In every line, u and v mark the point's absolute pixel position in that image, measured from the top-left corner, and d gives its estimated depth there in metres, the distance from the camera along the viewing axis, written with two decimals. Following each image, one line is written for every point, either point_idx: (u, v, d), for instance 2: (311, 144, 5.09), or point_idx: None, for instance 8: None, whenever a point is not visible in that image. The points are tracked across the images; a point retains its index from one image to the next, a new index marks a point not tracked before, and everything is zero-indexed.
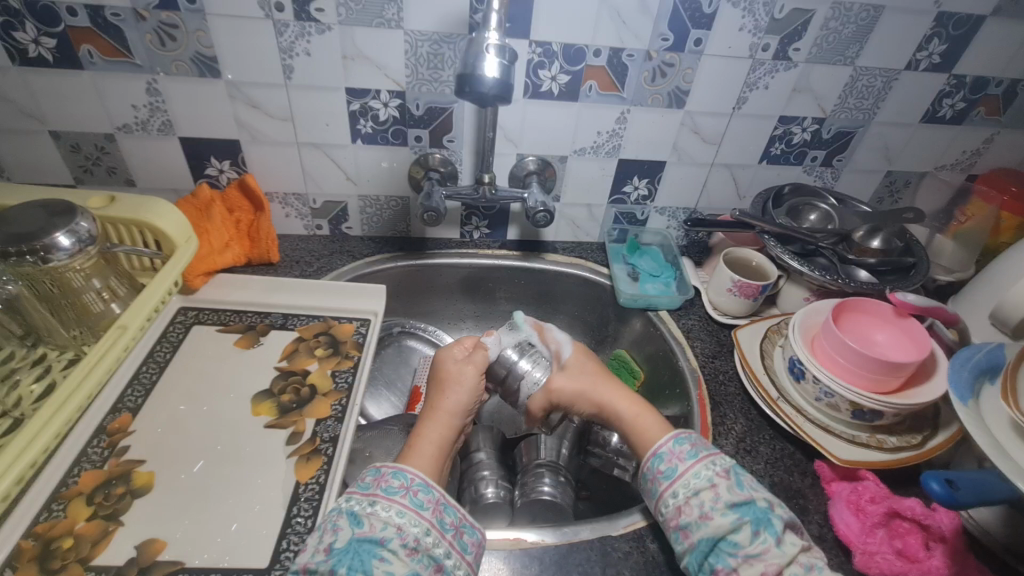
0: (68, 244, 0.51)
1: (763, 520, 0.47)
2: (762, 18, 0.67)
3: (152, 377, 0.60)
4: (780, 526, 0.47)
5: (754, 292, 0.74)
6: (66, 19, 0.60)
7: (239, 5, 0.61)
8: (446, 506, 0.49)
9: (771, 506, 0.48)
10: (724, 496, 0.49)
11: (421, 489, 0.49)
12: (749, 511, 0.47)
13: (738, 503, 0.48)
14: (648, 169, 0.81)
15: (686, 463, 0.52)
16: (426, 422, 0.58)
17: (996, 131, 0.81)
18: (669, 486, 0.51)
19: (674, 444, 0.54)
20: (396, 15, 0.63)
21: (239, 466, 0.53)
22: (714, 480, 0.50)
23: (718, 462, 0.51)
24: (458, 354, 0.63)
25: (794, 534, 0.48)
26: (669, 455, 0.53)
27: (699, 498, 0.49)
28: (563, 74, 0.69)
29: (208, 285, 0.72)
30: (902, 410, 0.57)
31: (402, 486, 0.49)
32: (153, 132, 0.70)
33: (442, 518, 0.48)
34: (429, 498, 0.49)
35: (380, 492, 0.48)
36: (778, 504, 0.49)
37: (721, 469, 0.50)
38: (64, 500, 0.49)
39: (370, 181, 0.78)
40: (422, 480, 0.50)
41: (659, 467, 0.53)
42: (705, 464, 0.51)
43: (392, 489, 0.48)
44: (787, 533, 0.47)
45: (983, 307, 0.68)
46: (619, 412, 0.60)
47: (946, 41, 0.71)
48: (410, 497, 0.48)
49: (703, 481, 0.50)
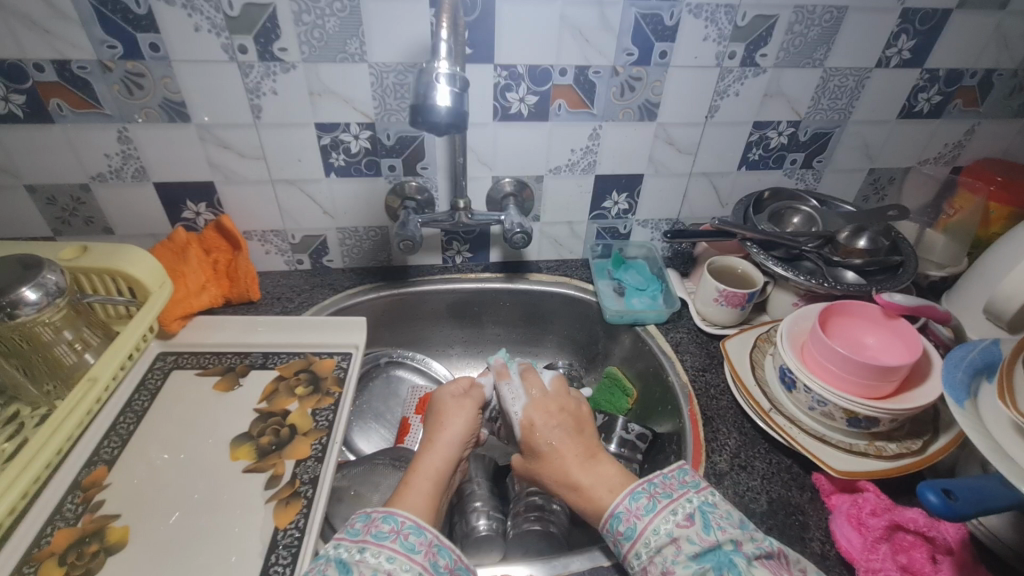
0: (35, 298, 0.51)
1: (727, 565, 0.43)
2: (726, 27, 0.67)
3: (129, 427, 0.59)
4: (746, 566, 0.43)
5: (741, 301, 0.72)
6: (33, 75, 0.60)
7: (202, 50, 0.61)
8: (440, 548, 0.48)
9: (737, 546, 0.45)
10: (687, 548, 0.45)
11: (412, 532, 0.47)
12: (713, 560, 0.44)
13: (702, 552, 0.45)
14: (627, 183, 0.80)
15: (644, 519, 0.48)
16: (423, 455, 0.57)
17: (977, 122, 0.80)
18: (631, 547, 0.47)
19: (631, 500, 0.50)
20: (359, 49, 0.63)
21: (217, 514, 0.52)
22: (675, 534, 0.46)
23: (679, 509, 0.47)
24: (453, 390, 0.63)
25: (769, 568, 0.44)
26: (626, 515, 0.49)
27: (662, 555, 0.46)
28: (531, 94, 0.69)
29: (187, 328, 0.71)
30: (898, 416, 0.55)
31: (393, 530, 0.47)
32: (128, 179, 0.70)
33: (436, 561, 0.46)
34: (420, 540, 0.47)
35: (370, 538, 0.47)
36: (745, 540, 0.45)
37: (682, 517, 0.47)
38: (35, 562, 0.47)
39: (347, 214, 0.78)
40: (414, 522, 0.48)
41: (619, 527, 0.49)
42: (664, 517, 0.47)
43: (381, 534, 0.47)
44: (756, 571, 0.43)
45: (977, 302, 0.67)
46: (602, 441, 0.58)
47: (914, 37, 0.71)
48: (401, 541, 0.46)
49: (664, 536, 0.46)
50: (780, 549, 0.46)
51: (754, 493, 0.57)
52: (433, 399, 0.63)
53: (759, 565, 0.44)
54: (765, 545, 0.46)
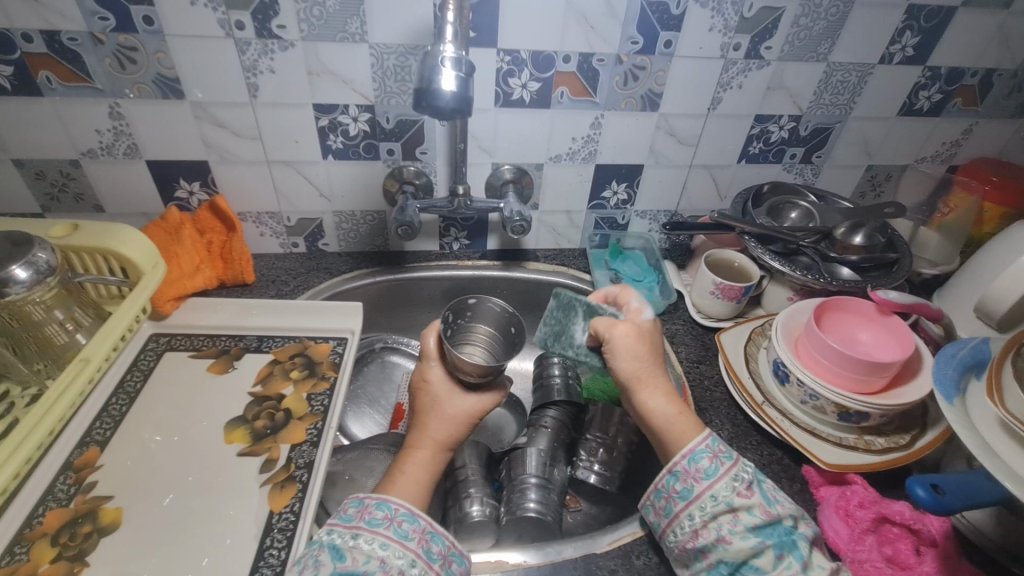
0: (25, 276, 0.50)
1: (787, 544, 0.46)
2: (731, 18, 0.66)
3: (122, 408, 0.59)
4: (805, 547, 0.46)
5: (737, 295, 0.73)
6: (21, 46, 0.58)
7: (198, 24, 0.59)
8: (432, 534, 0.48)
9: (794, 524, 0.48)
10: (745, 519, 0.47)
11: (405, 518, 0.47)
12: (772, 535, 0.47)
13: (761, 524, 0.47)
14: (626, 173, 0.80)
15: (704, 484, 0.49)
16: (410, 448, 0.55)
17: (975, 121, 0.81)
18: (685, 507, 0.49)
19: (688, 462, 0.51)
20: (359, 29, 0.62)
21: (213, 497, 0.52)
22: (735, 503, 0.48)
23: (741, 477, 0.49)
24: (437, 375, 0.57)
25: (820, 552, 0.48)
26: (684, 475, 0.50)
27: (717, 522, 0.48)
28: (533, 81, 0.68)
29: (179, 310, 0.70)
30: (887, 411, 0.55)
31: (386, 517, 0.47)
32: (120, 156, 0.68)
33: (429, 548, 0.47)
34: (413, 528, 0.47)
35: (363, 524, 0.46)
36: (800, 518, 0.49)
37: (744, 485, 0.49)
38: (27, 542, 0.47)
39: (344, 197, 0.77)
40: (407, 509, 0.48)
41: (675, 486, 0.51)
42: (725, 483, 0.49)
43: (375, 521, 0.46)
44: (812, 553, 0.47)
45: (969, 300, 0.67)
46: (655, 400, 0.55)
47: (918, 34, 0.70)
48: (394, 528, 0.46)
49: (721, 504, 0.48)
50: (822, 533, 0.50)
51: None
52: (433, 385, 0.57)
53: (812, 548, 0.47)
54: (813, 527, 0.49)
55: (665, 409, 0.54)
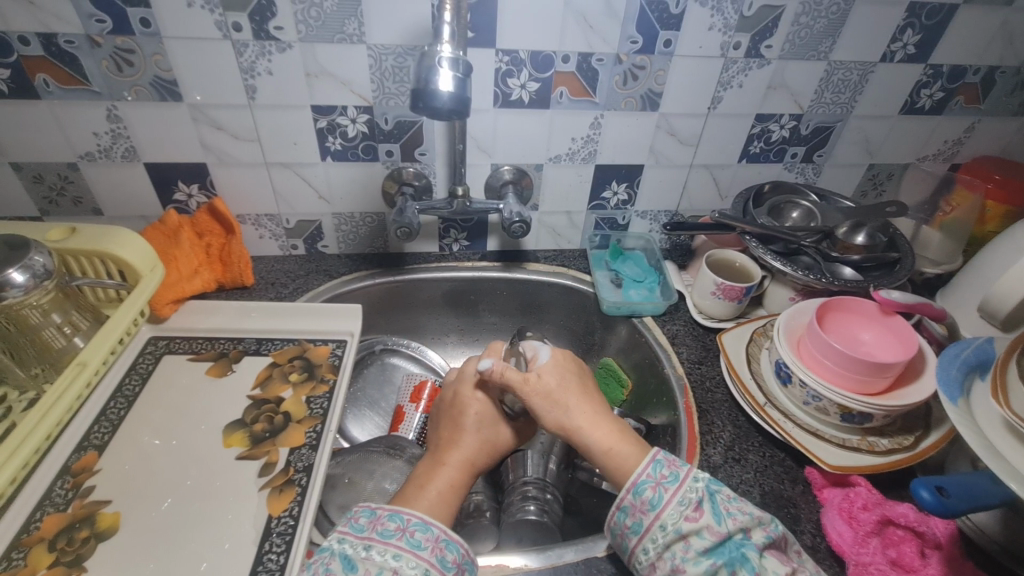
0: (22, 280, 0.50)
1: (738, 560, 0.45)
2: (731, 16, 0.66)
3: (120, 412, 0.59)
4: (758, 558, 0.45)
5: (738, 295, 0.72)
6: (18, 49, 0.58)
7: (195, 25, 0.59)
8: (447, 542, 0.47)
9: (747, 535, 0.47)
10: (695, 544, 0.46)
11: (418, 528, 0.47)
12: (723, 554, 0.46)
13: (711, 546, 0.46)
14: (626, 173, 0.80)
15: (651, 514, 0.48)
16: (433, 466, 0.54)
17: (978, 119, 0.80)
18: (639, 541, 0.48)
19: (634, 495, 0.50)
20: (357, 30, 0.61)
21: (211, 501, 0.51)
22: (683, 530, 0.47)
23: (687, 499, 0.48)
24: (481, 396, 0.58)
25: (776, 555, 0.47)
26: (632, 509, 0.49)
27: (671, 551, 0.47)
28: (532, 81, 0.68)
29: (178, 313, 0.70)
30: (891, 411, 0.55)
31: (398, 528, 0.46)
32: (118, 158, 0.68)
33: (443, 556, 0.46)
34: (427, 537, 0.46)
35: (376, 535, 0.46)
36: (755, 527, 0.47)
37: (691, 508, 0.48)
38: (24, 548, 0.47)
39: (343, 199, 0.76)
40: (420, 519, 0.48)
41: (626, 521, 0.49)
42: (672, 511, 0.48)
43: (387, 532, 0.46)
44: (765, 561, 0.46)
45: (972, 300, 0.67)
46: (584, 437, 0.54)
47: (919, 31, 0.70)
48: (407, 539, 0.46)
49: (672, 532, 0.47)
50: (783, 535, 0.48)
51: (748, 486, 0.57)
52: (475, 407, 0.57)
53: (769, 555, 0.46)
54: (771, 531, 0.48)
55: (592, 445, 0.54)
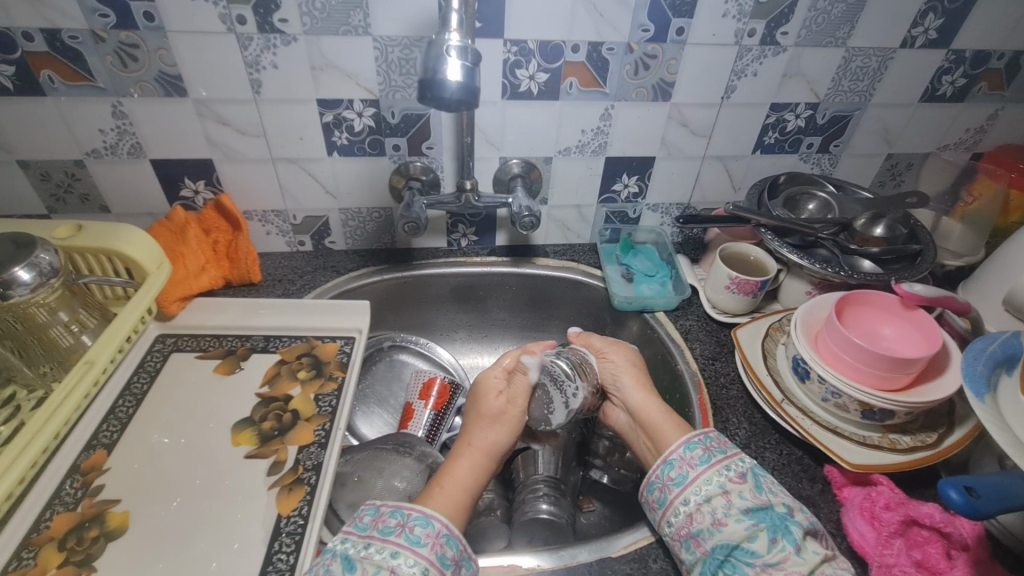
0: (28, 278, 0.49)
1: (780, 527, 0.46)
2: (746, 2, 0.64)
3: (129, 411, 0.58)
4: (800, 534, 0.46)
5: (753, 289, 0.71)
6: (23, 45, 0.58)
7: (199, 19, 0.58)
8: (447, 538, 0.46)
9: (790, 512, 0.47)
10: (738, 503, 0.48)
11: (418, 523, 0.46)
12: (766, 518, 0.47)
13: (753, 508, 0.47)
14: (637, 166, 0.78)
15: (697, 469, 0.51)
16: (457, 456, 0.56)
17: (1001, 106, 0.78)
18: (680, 493, 0.51)
19: (684, 450, 0.53)
20: (363, 21, 0.60)
21: (221, 500, 0.51)
22: (727, 486, 0.49)
23: (732, 467, 0.50)
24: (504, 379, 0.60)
25: (817, 542, 0.46)
26: (679, 462, 0.52)
27: (711, 504, 0.49)
28: (541, 72, 0.67)
29: (186, 310, 0.70)
30: (914, 408, 0.53)
31: (398, 524, 0.46)
32: (123, 155, 0.68)
33: (443, 553, 0.45)
34: (426, 533, 0.46)
35: (377, 533, 0.45)
36: (798, 510, 0.48)
37: (736, 474, 0.50)
38: (34, 547, 0.47)
39: (350, 194, 0.75)
40: (420, 513, 0.47)
41: (670, 474, 0.52)
42: (717, 470, 0.50)
43: (388, 529, 0.46)
44: (807, 540, 0.46)
45: (997, 293, 0.65)
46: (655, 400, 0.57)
47: (942, 15, 0.68)
48: (406, 535, 0.45)
49: (715, 487, 0.49)
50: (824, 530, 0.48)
51: None
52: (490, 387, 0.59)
53: (809, 538, 0.46)
54: (813, 520, 0.48)
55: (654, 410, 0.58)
